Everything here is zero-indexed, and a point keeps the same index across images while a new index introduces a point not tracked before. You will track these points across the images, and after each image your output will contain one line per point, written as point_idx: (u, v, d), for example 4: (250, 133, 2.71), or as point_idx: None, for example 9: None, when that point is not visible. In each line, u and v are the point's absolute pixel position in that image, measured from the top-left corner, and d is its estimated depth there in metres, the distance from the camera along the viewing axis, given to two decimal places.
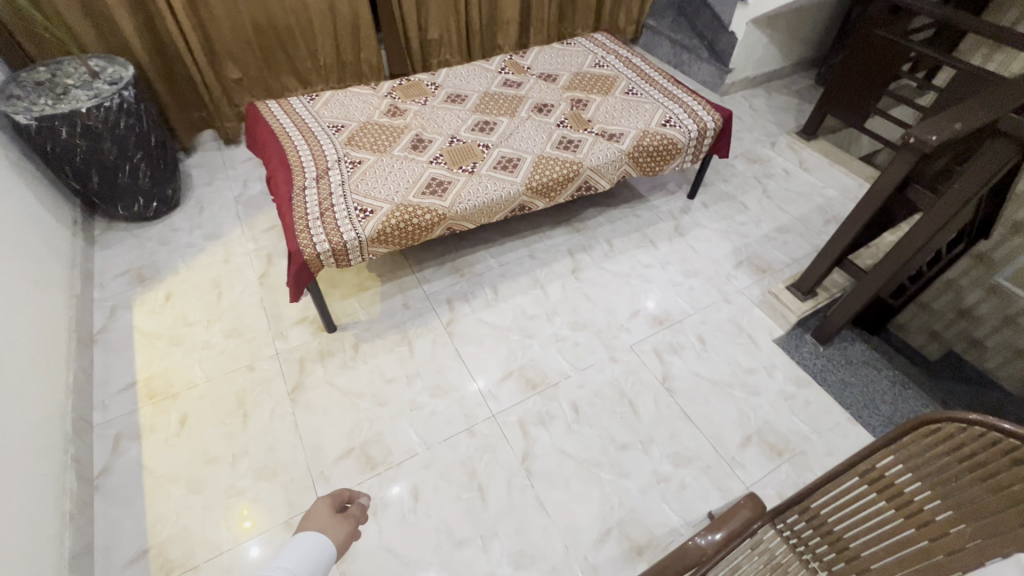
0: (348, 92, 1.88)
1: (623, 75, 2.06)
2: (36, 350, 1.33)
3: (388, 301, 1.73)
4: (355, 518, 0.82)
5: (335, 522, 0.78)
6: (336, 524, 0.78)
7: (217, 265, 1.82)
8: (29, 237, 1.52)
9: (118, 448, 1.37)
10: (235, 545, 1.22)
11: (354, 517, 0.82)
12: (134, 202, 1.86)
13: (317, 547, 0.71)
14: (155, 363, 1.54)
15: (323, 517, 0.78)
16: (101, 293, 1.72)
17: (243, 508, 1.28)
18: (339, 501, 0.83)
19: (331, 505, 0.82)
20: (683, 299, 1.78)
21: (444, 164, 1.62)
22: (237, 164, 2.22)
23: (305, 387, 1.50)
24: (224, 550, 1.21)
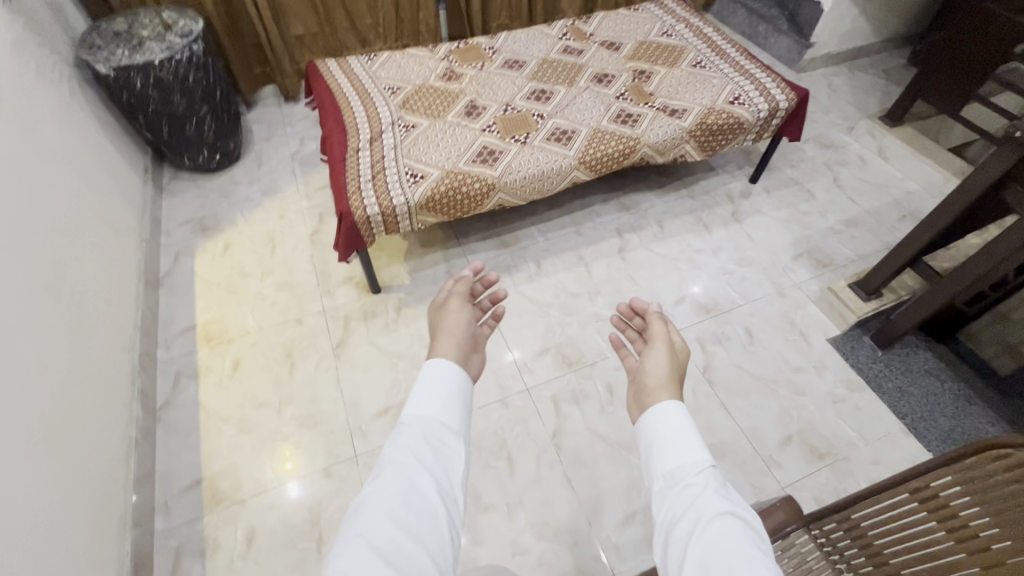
0: (405, 53, 1.86)
1: (692, 46, 1.94)
2: (110, 289, 1.44)
3: (432, 268, 1.74)
4: (636, 360, 0.96)
5: (452, 290, 1.03)
6: (442, 298, 1.02)
7: (272, 220, 1.89)
8: (105, 182, 1.61)
9: (178, 385, 1.47)
10: (278, 484, 1.31)
11: (461, 284, 1.03)
12: (199, 153, 1.93)
13: (453, 352, 0.87)
14: (214, 310, 1.64)
15: (658, 365, 0.90)
16: (167, 239, 1.82)
17: (287, 450, 1.36)
18: (657, 346, 0.93)
19: (624, 313, 1.05)
20: (734, 289, 1.70)
21: (497, 132, 1.59)
22: (295, 121, 2.26)
23: (349, 344, 1.56)
24: (269, 488, 1.30)
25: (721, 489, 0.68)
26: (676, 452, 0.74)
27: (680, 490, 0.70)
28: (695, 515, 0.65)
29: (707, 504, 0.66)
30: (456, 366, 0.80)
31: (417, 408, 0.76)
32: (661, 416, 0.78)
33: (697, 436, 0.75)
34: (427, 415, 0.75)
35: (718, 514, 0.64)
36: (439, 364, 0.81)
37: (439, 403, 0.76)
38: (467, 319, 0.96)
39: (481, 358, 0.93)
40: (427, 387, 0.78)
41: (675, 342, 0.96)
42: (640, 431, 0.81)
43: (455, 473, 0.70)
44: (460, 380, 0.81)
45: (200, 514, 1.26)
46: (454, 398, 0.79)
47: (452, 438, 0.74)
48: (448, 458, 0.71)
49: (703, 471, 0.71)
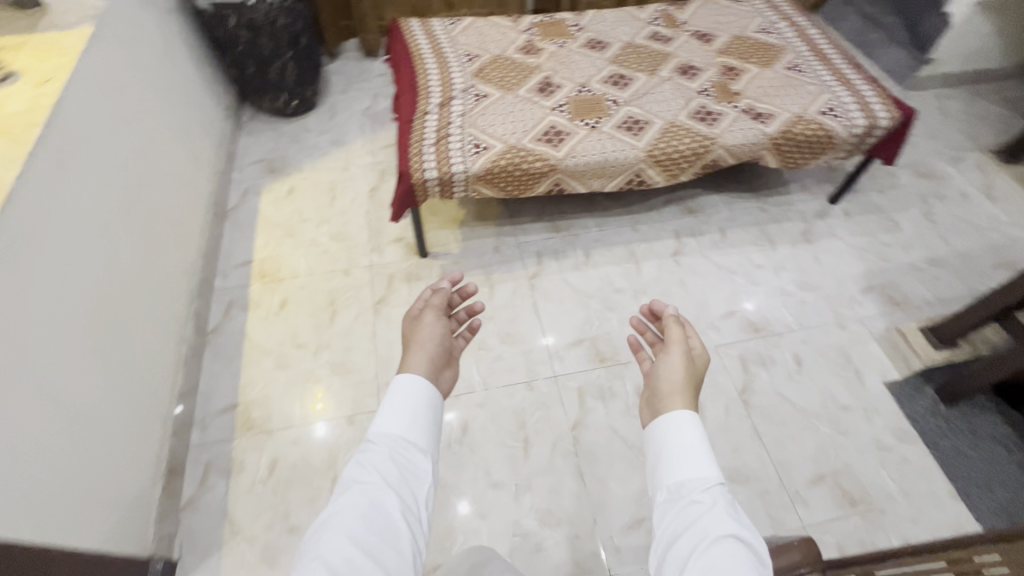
0: (488, 21, 1.83)
1: (792, 48, 1.80)
2: (181, 214, 1.53)
3: (480, 240, 1.74)
4: (651, 364, 0.92)
5: (427, 301, 0.99)
6: (418, 308, 0.98)
7: (336, 171, 1.94)
8: (190, 113, 1.70)
9: (229, 313, 1.56)
10: (306, 422, 1.37)
11: (435, 297, 0.99)
12: (278, 97, 1.99)
13: (423, 365, 0.85)
14: (270, 249, 1.71)
15: (674, 372, 0.85)
16: (238, 175, 1.92)
17: (319, 391, 1.42)
18: (672, 351, 0.89)
19: (643, 314, 1.00)
20: (789, 312, 1.60)
21: (567, 113, 1.54)
22: (372, 77, 2.30)
23: (389, 302, 1.59)
24: (296, 424, 1.37)
25: (728, 509, 0.68)
26: (686, 465, 0.73)
27: (685, 506, 0.69)
28: (697, 533, 0.65)
29: (712, 525, 0.65)
30: (425, 382, 0.80)
31: (383, 425, 0.76)
32: (673, 426, 0.78)
33: (709, 452, 0.74)
34: (393, 433, 0.75)
35: (721, 536, 0.63)
36: (408, 378, 0.81)
37: (405, 420, 0.76)
38: (443, 332, 0.93)
39: (454, 372, 0.93)
40: (394, 404, 0.78)
41: (693, 348, 0.92)
42: (650, 438, 0.80)
43: (420, 491, 0.71)
44: (431, 396, 0.81)
45: (231, 436, 1.34)
46: (422, 413, 0.78)
47: (419, 456, 0.74)
48: (413, 478, 0.72)
49: (711, 489, 0.70)
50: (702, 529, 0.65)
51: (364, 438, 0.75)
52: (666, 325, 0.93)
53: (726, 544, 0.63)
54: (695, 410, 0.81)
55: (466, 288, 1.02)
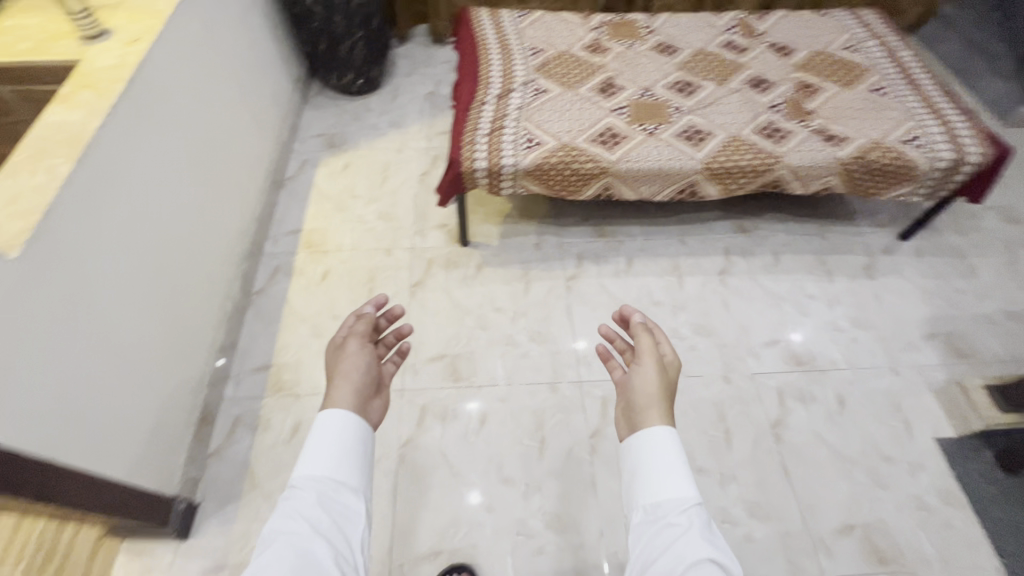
0: (558, 16, 1.81)
1: (878, 69, 1.68)
2: (241, 179, 1.60)
3: (523, 236, 1.73)
4: (624, 373, 0.93)
5: (350, 327, 0.92)
6: (338, 336, 0.91)
7: (391, 152, 1.98)
8: (261, 83, 1.78)
9: (275, 278, 1.63)
10: None
11: (360, 322, 0.92)
12: (344, 75, 2.05)
13: (350, 402, 0.82)
14: (320, 221, 1.77)
15: (646, 382, 0.86)
16: (299, 147, 1.99)
17: None
18: (644, 362, 0.88)
19: (615, 321, 0.98)
20: (838, 349, 1.51)
21: (626, 116, 1.51)
22: (437, 64, 2.32)
23: (425, 286, 1.61)
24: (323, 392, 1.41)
25: (703, 531, 0.70)
26: (662, 486, 0.75)
27: (662, 528, 0.72)
28: (674, 557, 0.67)
29: (688, 549, 0.68)
30: (352, 415, 0.80)
31: (307, 467, 0.75)
32: (651, 444, 0.79)
33: (687, 472, 0.76)
34: (320, 475, 0.74)
35: (699, 561, 0.66)
36: (334, 414, 0.80)
37: (332, 461, 0.76)
38: (369, 361, 0.88)
39: (383, 400, 0.90)
40: (320, 444, 0.77)
41: (665, 356, 0.91)
42: (628, 456, 0.81)
43: (355, 533, 0.71)
44: (361, 432, 0.81)
45: (261, 395, 1.40)
46: (352, 451, 0.78)
47: (351, 497, 0.75)
48: (346, 521, 0.72)
49: (688, 510, 0.72)
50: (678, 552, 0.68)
51: (287, 484, 0.74)
52: (635, 333, 0.93)
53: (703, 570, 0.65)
54: (671, 425, 0.82)
55: (394, 311, 0.97)
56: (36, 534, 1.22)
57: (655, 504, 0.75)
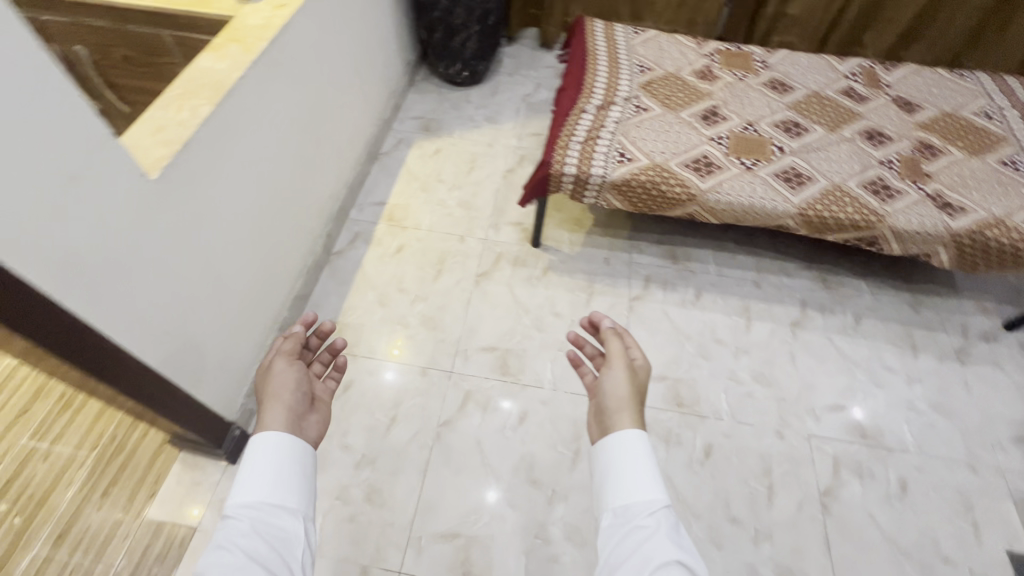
0: (671, 38, 1.79)
1: (1014, 141, 1.55)
2: (342, 148, 1.71)
3: (594, 248, 1.73)
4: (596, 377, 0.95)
5: (278, 347, 0.93)
6: (268, 357, 0.92)
7: (481, 145, 2.04)
8: (377, 62, 1.89)
9: (353, 243, 1.72)
10: (383, 361, 1.47)
11: (288, 341, 0.94)
12: (452, 65, 2.13)
13: (283, 422, 0.83)
14: (404, 198, 1.85)
15: (617, 386, 0.88)
16: (397, 127, 2.09)
17: (400, 338, 1.51)
18: (615, 366, 0.90)
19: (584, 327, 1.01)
20: (910, 431, 1.40)
21: (725, 147, 1.47)
22: (540, 67, 2.37)
23: (490, 278, 1.65)
24: (375, 360, 1.47)
25: (670, 532, 0.72)
26: (631, 488, 0.76)
27: (630, 531, 0.73)
28: (642, 560, 0.69)
29: (656, 550, 0.70)
30: (288, 433, 0.81)
31: (240, 494, 0.74)
32: (618, 446, 0.80)
33: (655, 474, 0.78)
34: (254, 501, 0.74)
35: (666, 563, 0.68)
36: (268, 436, 0.80)
37: (266, 485, 0.75)
38: (298, 378, 0.90)
39: (320, 415, 0.90)
40: (253, 469, 0.76)
41: (636, 360, 0.92)
42: (599, 457, 0.82)
43: (295, 555, 0.71)
44: (300, 452, 0.81)
45: None
46: (288, 471, 0.78)
47: (288, 518, 0.74)
48: (285, 546, 0.71)
49: (655, 512, 0.74)
50: (645, 552, 0.70)
51: (222, 515, 0.73)
52: (605, 338, 0.95)
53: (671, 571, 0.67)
54: (641, 426, 0.83)
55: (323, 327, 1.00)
56: (111, 429, 1.36)
57: (624, 507, 0.76)
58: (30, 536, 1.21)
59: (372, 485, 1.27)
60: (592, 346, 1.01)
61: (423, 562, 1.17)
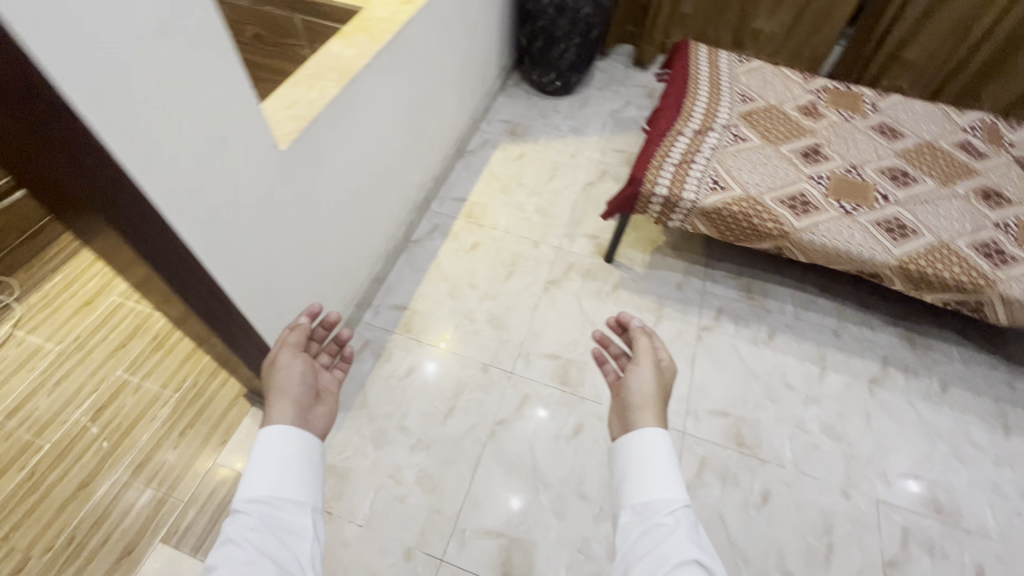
0: (777, 70, 1.75)
1: None
2: (434, 142, 1.77)
3: (667, 271, 1.71)
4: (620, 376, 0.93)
5: (283, 339, 0.89)
6: (272, 349, 0.88)
7: (564, 155, 2.06)
8: (477, 63, 1.94)
9: (431, 234, 1.78)
10: (427, 354, 1.50)
11: (294, 333, 0.89)
12: (547, 74, 2.17)
13: (290, 417, 0.79)
14: (484, 197, 1.89)
15: (641, 383, 0.86)
16: (485, 128, 2.14)
17: (447, 333, 1.54)
18: (641, 363, 0.88)
19: (610, 327, 0.99)
20: (993, 515, 1.29)
21: (825, 188, 1.42)
22: (631, 85, 2.36)
23: (560, 287, 1.66)
24: (423, 351, 1.50)
25: (691, 532, 0.69)
26: (651, 486, 0.74)
27: (649, 529, 0.71)
28: (659, 558, 0.66)
29: (674, 549, 0.67)
30: (294, 426, 0.77)
31: (247, 488, 0.71)
32: (639, 444, 0.78)
33: (677, 473, 0.75)
34: (261, 495, 0.70)
35: (685, 562, 0.65)
36: (274, 428, 0.76)
37: (273, 478, 0.72)
38: (304, 370, 0.86)
39: (329, 407, 0.86)
40: (261, 461, 0.73)
41: (663, 359, 0.90)
42: (619, 454, 0.80)
43: (303, 550, 0.67)
44: (308, 445, 0.78)
45: (391, 330, 1.54)
46: (296, 462, 0.75)
47: (296, 513, 0.71)
48: (294, 543, 0.68)
49: (675, 511, 0.71)
50: (662, 551, 0.67)
51: (229, 509, 0.69)
52: (633, 336, 0.92)
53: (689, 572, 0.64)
54: (662, 425, 0.81)
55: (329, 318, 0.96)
56: (194, 375, 1.46)
57: (643, 504, 0.74)
58: (115, 459, 1.31)
59: (424, 470, 1.30)
60: (616, 346, 0.99)
61: (465, 555, 1.18)
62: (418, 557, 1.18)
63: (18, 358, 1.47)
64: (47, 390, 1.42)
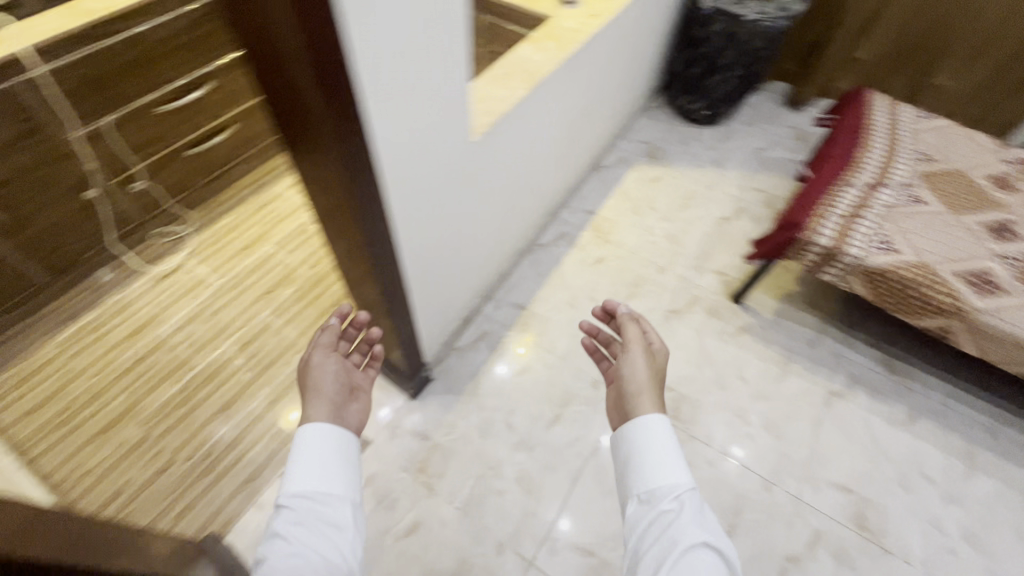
0: (967, 133, 1.60)
1: None
2: (578, 153, 1.79)
3: (800, 325, 1.61)
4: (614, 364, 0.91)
5: (314, 341, 0.89)
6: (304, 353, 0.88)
7: (701, 185, 2.01)
8: (630, 82, 1.95)
9: (558, 241, 1.80)
10: (505, 355, 1.52)
11: (325, 333, 0.89)
12: (696, 102, 2.13)
13: (326, 416, 0.79)
14: (613, 214, 1.89)
15: (634, 371, 0.84)
16: (622, 146, 2.14)
17: (528, 337, 1.56)
18: (633, 350, 0.86)
19: (597, 315, 0.97)
20: None
21: (1016, 269, 1.27)
22: (781, 124, 2.26)
23: (681, 318, 1.61)
24: (505, 352, 1.52)
25: (698, 515, 0.67)
26: (654, 472, 0.71)
27: (655, 517, 0.68)
28: (667, 542, 0.64)
29: (682, 533, 0.64)
30: (328, 423, 0.77)
31: (289, 482, 0.71)
32: (635, 430, 0.76)
33: (681, 456, 0.72)
34: (302, 488, 0.71)
35: (693, 546, 0.63)
36: (311, 426, 0.77)
37: (314, 471, 0.72)
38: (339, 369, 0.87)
39: (363, 404, 0.87)
40: (300, 457, 0.73)
41: (653, 344, 0.89)
42: (621, 445, 0.77)
43: (346, 543, 0.68)
44: (345, 439, 0.78)
45: (509, 327, 1.58)
46: (334, 457, 0.75)
47: (336, 505, 0.71)
48: (336, 537, 0.68)
49: (680, 495, 0.69)
50: (669, 533, 0.65)
51: (274, 504, 0.70)
52: (621, 323, 0.90)
53: (700, 557, 0.62)
54: (661, 409, 0.79)
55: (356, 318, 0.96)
56: None
57: (648, 490, 0.71)
58: (253, 391, 1.45)
59: (524, 470, 1.31)
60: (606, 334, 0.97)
61: (554, 564, 1.18)
62: (509, 553, 1.19)
63: (185, 285, 1.67)
64: (204, 318, 1.60)
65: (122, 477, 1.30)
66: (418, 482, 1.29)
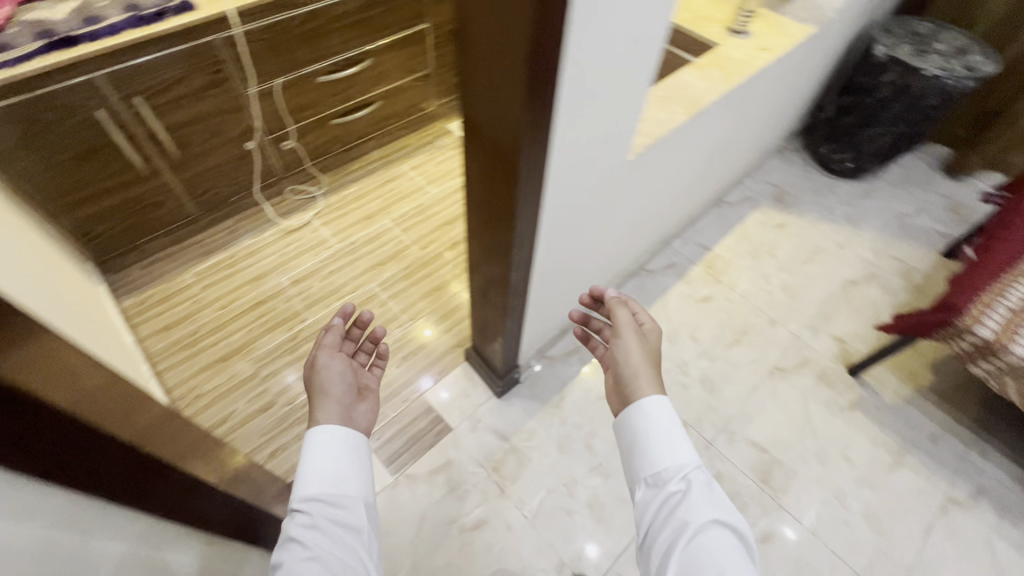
0: None
1: None
2: (706, 184, 1.73)
3: (924, 415, 1.45)
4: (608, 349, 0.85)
5: (318, 341, 0.84)
6: (309, 353, 0.83)
7: (830, 241, 1.87)
8: (774, 121, 1.85)
9: (666, 270, 1.75)
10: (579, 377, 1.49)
11: (328, 334, 0.84)
12: (841, 151, 1.99)
13: (337, 417, 0.75)
14: (728, 254, 1.81)
15: (627, 354, 0.78)
16: (748, 185, 2.04)
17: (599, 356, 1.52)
18: (623, 334, 0.79)
19: (585, 300, 0.90)
20: None
21: None
22: (933, 190, 2.05)
23: (786, 378, 1.51)
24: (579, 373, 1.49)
25: (707, 490, 0.64)
26: (659, 453, 0.68)
27: (664, 498, 0.65)
28: (681, 522, 0.61)
29: (692, 513, 0.61)
30: (337, 424, 0.73)
31: (304, 486, 0.68)
32: (636, 409, 0.72)
33: (681, 429, 0.70)
34: (318, 490, 0.67)
35: (704, 525, 0.60)
36: (317, 429, 0.72)
37: (329, 472, 0.69)
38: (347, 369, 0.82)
39: (371, 403, 0.83)
40: (312, 459, 0.70)
41: (644, 324, 0.82)
42: (626, 429, 0.73)
43: (360, 544, 0.65)
44: (355, 439, 0.74)
45: None
46: (345, 460, 0.71)
47: (350, 507, 0.67)
48: (353, 539, 0.65)
49: (686, 475, 0.66)
50: (684, 512, 0.62)
51: (288, 512, 0.67)
52: (610, 308, 0.84)
53: (717, 534, 0.60)
54: (661, 389, 0.74)
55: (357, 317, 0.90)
56: (426, 312, 1.63)
57: (657, 471, 0.67)
58: None
59: (597, 496, 1.28)
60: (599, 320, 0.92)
61: None
62: None
63: (308, 242, 1.80)
64: (319, 276, 1.71)
65: (229, 406, 1.42)
66: (491, 481, 1.30)
